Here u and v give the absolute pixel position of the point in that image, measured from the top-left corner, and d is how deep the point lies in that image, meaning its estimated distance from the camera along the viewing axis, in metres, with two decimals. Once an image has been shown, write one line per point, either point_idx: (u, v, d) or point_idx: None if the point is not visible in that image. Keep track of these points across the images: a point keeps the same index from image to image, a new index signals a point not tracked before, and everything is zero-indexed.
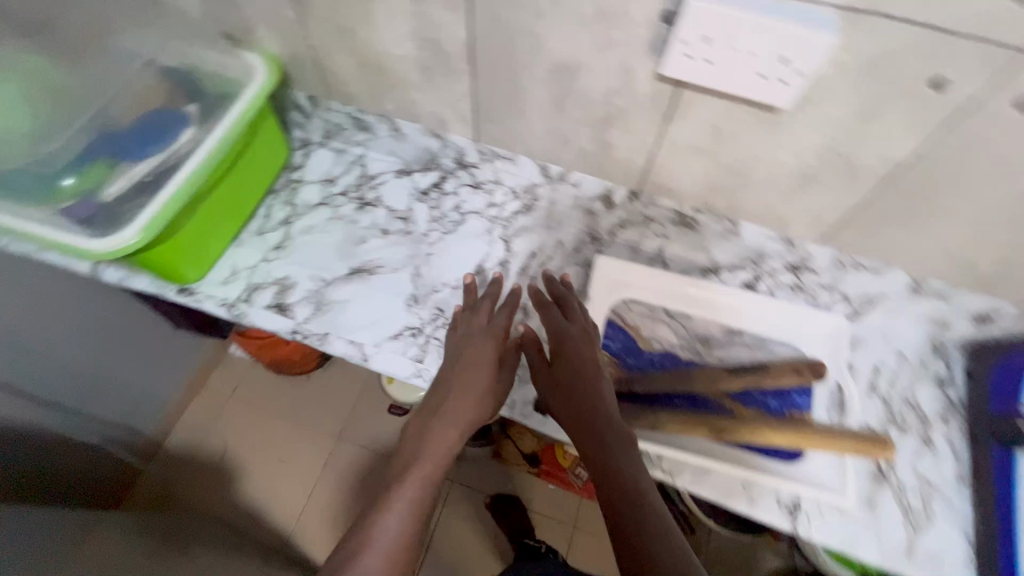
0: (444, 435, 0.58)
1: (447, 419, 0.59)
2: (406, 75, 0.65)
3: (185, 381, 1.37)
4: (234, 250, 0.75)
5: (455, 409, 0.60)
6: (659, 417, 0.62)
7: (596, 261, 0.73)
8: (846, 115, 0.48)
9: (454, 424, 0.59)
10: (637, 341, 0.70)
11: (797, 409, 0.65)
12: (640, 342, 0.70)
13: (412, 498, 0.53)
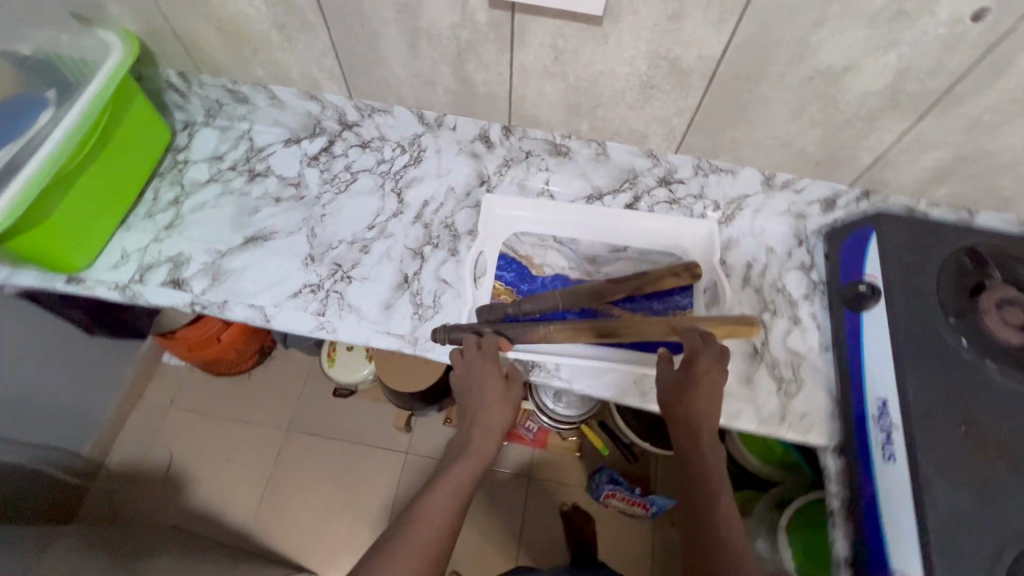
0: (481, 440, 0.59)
1: (484, 420, 0.60)
2: (266, 36, 0.66)
3: (118, 396, 1.34)
4: (123, 234, 0.74)
5: (491, 413, 0.60)
6: (549, 329, 0.65)
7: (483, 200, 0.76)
8: (658, 18, 0.53)
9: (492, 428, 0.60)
10: (530, 269, 0.74)
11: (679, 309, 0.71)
12: (533, 269, 0.74)
13: (452, 498, 0.53)
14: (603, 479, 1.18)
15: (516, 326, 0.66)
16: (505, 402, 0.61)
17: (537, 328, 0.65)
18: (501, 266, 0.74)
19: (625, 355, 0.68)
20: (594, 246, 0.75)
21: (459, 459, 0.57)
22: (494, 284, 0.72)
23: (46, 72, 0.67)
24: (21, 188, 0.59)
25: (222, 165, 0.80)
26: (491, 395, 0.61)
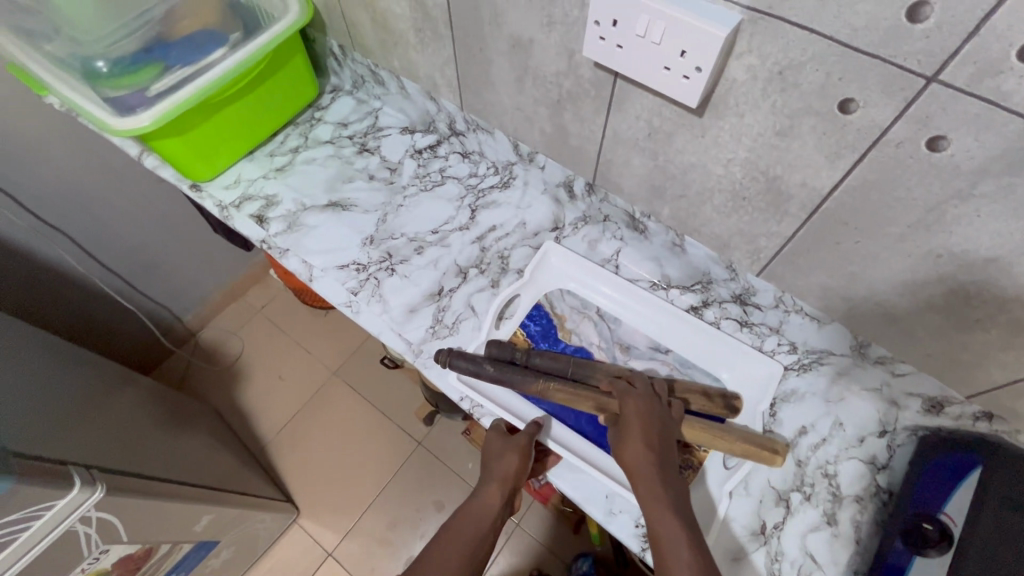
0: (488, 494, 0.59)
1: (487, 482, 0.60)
2: (405, 34, 0.71)
3: (226, 286, 1.56)
4: (244, 164, 0.86)
5: (495, 462, 0.60)
6: (549, 385, 0.61)
7: (544, 245, 0.72)
8: (764, 130, 0.46)
9: (497, 486, 0.59)
10: (558, 330, 0.69)
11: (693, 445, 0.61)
12: (560, 331, 0.69)
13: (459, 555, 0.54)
14: (580, 568, 1.11)
15: (517, 370, 0.63)
16: (507, 454, 0.60)
17: (536, 382, 0.61)
18: (531, 317, 0.70)
19: (610, 464, 0.61)
20: (635, 334, 0.68)
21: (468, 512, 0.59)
22: (517, 328, 0.69)
23: (241, 19, 0.80)
24: (176, 99, 0.71)
25: (344, 132, 0.88)
26: (496, 457, 0.60)
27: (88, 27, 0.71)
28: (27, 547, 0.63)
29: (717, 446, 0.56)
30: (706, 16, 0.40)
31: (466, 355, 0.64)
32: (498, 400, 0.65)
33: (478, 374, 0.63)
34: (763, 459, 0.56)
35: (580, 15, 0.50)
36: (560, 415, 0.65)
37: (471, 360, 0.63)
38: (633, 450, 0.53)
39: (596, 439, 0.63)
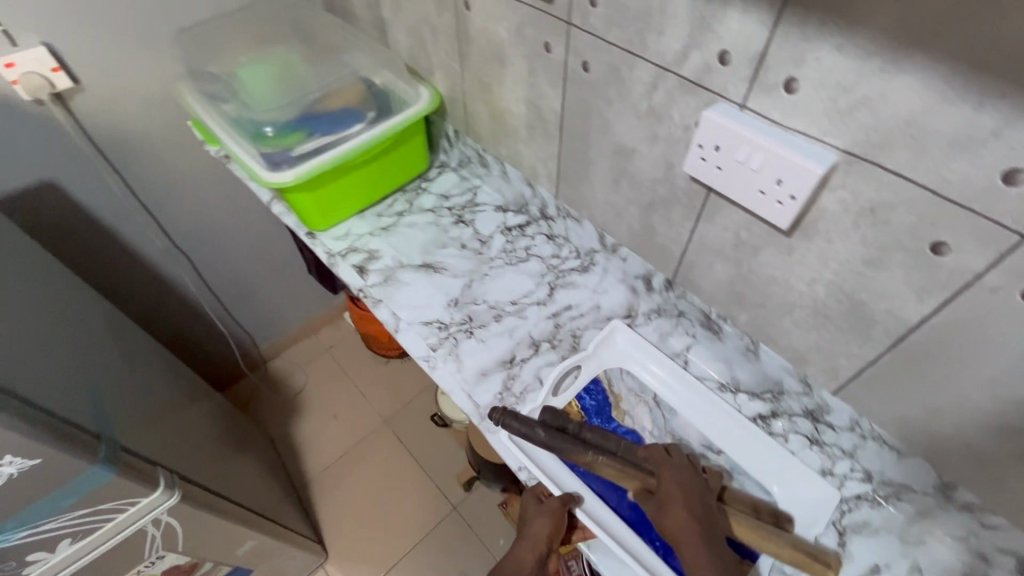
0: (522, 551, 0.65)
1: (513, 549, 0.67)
2: (517, 129, 0.81)
3: (303, 322, 1.68)
4: (355, 220, 0.96)
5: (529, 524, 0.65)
6: (597, 458, 0.60)
7: (612, 321, 0.76)
8: (852, 257, 0.49)
9: (526, 546, 0.65)
10: (612, 408, 0.71)
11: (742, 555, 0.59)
12: (614, 410, 0.71)
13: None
14: None
15: (567, 439, 0.62)
16: (541, 516, 0.64)
17: (585, 454, 0.61)
18: (588, 389, 0.72)
19: (649, 555, 0.60)
20: (688, 427, 0.68)
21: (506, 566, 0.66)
22: (571, 401, 0.71)
23: (375, 97, 0.92)
24: (319, 161, 0.84)
25: (444, 203, 0.98)
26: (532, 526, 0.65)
27: (265, 103, 0.89)
28: (107, 536, 0.69)
29: (765, 548, 0.55)
30: (803, 153, 0.45)
31: (518, 416, 0.65)
32: (544, 466, 0.67)
33: (530, 438, 0.64)
34: (816, 572, 0.54)
35: (683, 136, 0.56)
36: (603, 493, 0.66)
37: (522, 424, 0.64)
38: (675, 516, 0.55)
39: (633, 522, 0.63)
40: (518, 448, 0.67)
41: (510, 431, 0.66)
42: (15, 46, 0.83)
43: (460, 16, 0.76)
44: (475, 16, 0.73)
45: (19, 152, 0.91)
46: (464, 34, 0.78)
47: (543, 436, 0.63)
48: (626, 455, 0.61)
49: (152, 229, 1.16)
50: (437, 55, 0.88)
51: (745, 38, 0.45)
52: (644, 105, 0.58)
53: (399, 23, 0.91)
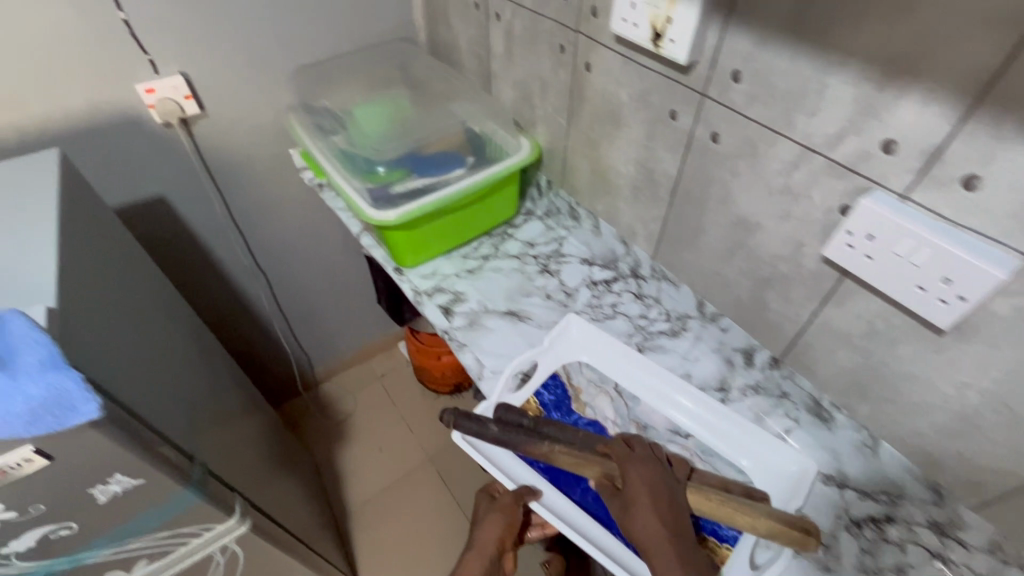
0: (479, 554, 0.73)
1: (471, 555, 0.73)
2: (621, 187, 0.81)
3: (359, 349, 1.69)
4: (442, 259, 0.97)
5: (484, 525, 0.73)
6: (553, 449, 0.58)
7: (568, 314, 0.75)
8: (1021, 367, 0.45)
9: (485, 544, 0.73)
10: (572, 402, 0.72)
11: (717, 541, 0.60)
12: (574, 403, 0.72)
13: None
14: None
15: (520, 431, 0.61)
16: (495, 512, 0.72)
17: (539, 446, 0.59)
18: (547, 385, 0.73)
19: (612, 545, 0.61)
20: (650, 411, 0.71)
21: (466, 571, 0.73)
22: (529, 397, 0.71)
23: (476, 145, 0.95)
24: (422, 203, 0.86)
25: (530, 251, 0.97)
26: (491, 519, 0.72)
27: (373, 141, 0.93)
28: (174, 560, 0.68)
29: (736, 522, 0.52)
30: (977, 253, 0.42)
31: (471, 415, 0.64)
32: (500, 464, 0.66)
33: (483, 436, 0.62)
34: (798, 542, 0.49)
35: (822, 217, 0.54)
36: (567, 490, 0.67)
37: (476, 425, 0.63)
38: (644, 521, 0.52)
39: (597, 514, 0.65)
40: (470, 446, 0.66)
41: (462, 432, 0.64)
42: (157, 74, 0.90)
43: (577, 75, 0.78)
44: (595, 77, 0.75)
45: (140, 168, 0.97)
46: (579, 93, 0.79)
47: (495, 429, 0.62)
48: (581, 446, 0.59)
49: (240, 248, 1.20)
50: (543, 109, 0.90)
51: (922, 130, 0.43)
52: (779, 182, 0.57)
53: (507, 75, 0.94)
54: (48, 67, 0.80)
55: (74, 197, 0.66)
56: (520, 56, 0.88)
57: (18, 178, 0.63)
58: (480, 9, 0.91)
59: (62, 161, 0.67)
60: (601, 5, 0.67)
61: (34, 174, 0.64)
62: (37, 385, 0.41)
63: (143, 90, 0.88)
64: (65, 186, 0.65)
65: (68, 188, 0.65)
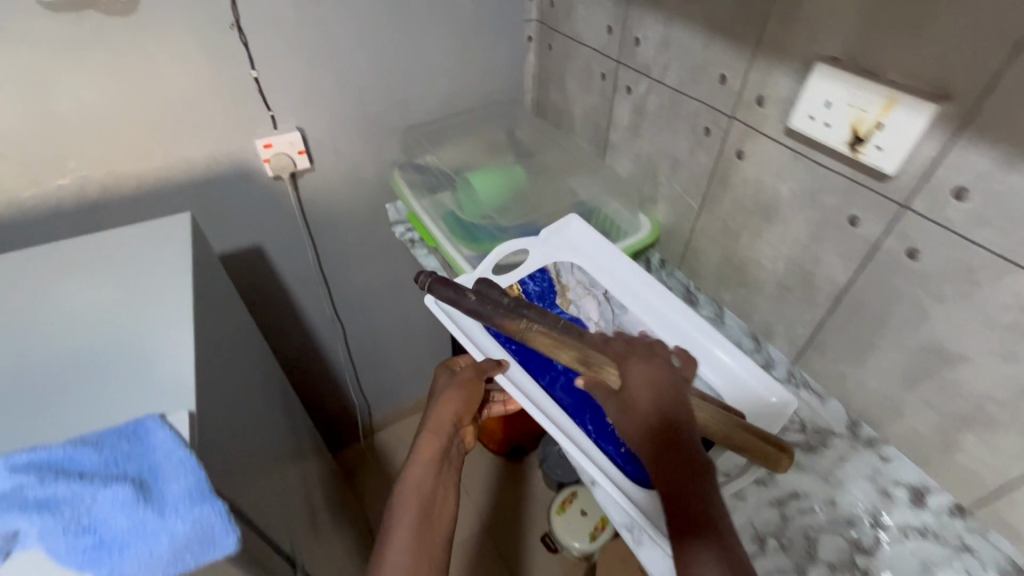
0: (429, 441, 0.65)
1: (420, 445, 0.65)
2: (762, 283, 0.73)
3: (416, 401, 1.62)
4: None
5: (443, 403, 0.68)
6: (528, 330, 0.64)
7: (570, 216, 0.83)
8: None
9: (439, 420, 0.67)
10: (557, 296, 0.77)
11: None
12: (559, 297, 0.77)
13: (421, 486, 0.62)
14: None
15: (498, 309, 0.68)
16: (455, 387, 0.69)
17: (519, 322, 0.65)
18: (535, 278, 0.78)
19: (578, 436, 0.62)
20: (637, 322, 0.73)
21: (420, 465, 0.63)
22: (516, 283, 0.78)
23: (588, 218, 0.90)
24: None
25: None
26: (451, 394, 0.69)
27: (485, 208, 0.90)
28: None
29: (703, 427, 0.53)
30: None
31: (448, 284, 0.72)
32: (470, 334, 0.72)
33: (460, 304, 0.70)
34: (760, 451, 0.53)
35: None
36: (535, 374, 0.69)
37: (455, 290, 0.71)
38: (641, 415, 0.51)
39: (565, 403, 0.66)
40: (444, 312, 0.73)
41: (438, 297, 0.72)
42: (276, 129, 0.88)
43: (724, 161, 0.72)
44: (750, 166, 0.68)
45: (244, 218, 0.95)
46: (722, 179, 0.73)
47: (474, 298, 0.69)
48: (561, 331, 0.63)
49: (324, 301, 1.16)
50: (669, 188, 0.84)
51: None
52: (1008, 318, 0.48)
53: (628, 148, 0.89)
54: (178, 121, 0.80)
55: (202, 280, 0.63)
56: (650, 131, 0.83)
57: (154, 262, 0.60)
58: (607, 80, 0.87)
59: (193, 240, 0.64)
60: (771, 95, 0.62)
61: (168, 257, 0.61)
62: (183, 522, 0.36)
63: (262, 144, 0.87)
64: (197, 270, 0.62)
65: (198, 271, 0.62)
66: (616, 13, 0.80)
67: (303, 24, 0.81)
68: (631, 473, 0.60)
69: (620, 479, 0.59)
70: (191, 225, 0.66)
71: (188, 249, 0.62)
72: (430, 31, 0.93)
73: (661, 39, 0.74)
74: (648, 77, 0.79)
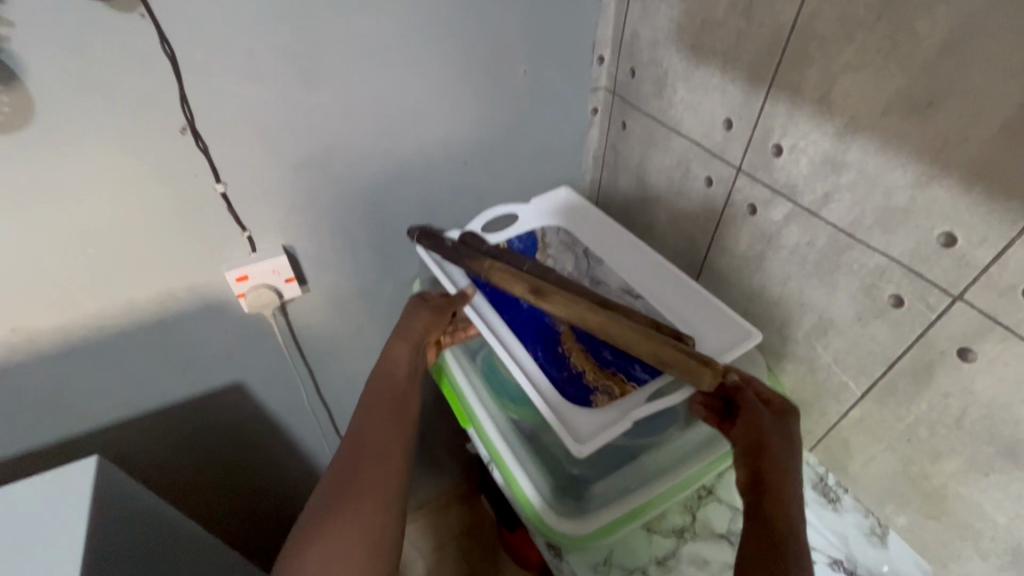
0: (405, 346, 0.60)
1: (388, 346, 0.61)
2: (981, 533, 0.48)
3: (427, 514, 1.34)
4: (618, 537, 0.64)
5: (417, 317, 0.61)
6: (493, 263, 0.60)
7: (561, 188, 0.76)
8: None
9: (411, 336, 0.60)
10: (538, 253, 0.69)
11: (627, 374, 0.54)
12: (539, 253, 0.69)
13: (395, 382, 0.59)
14: None
15: (472, 250, 0.63)
16: (427, 309, 0.61)
17: (482, 260, 0.60)
18: (521, 235, 0.71)
19: (526, 363, 0.54)
20: (612, 275, 0.66)
21: (394, 362, 0.59)
22: (501, 241, 0.70)
23: None
24: (632, 501, 0.53)
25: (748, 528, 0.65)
26: (415, 314, 0.61)
27: None
28: None
29: (640, 348, 0.50)
30: None
31: (429, 236, 0.66)
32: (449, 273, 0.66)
33: (439, 245, 0.65)
34: (695, 376, 0.48)
35: None
36: (501, 309, 0.60)
37: (435, 241, 0.65)
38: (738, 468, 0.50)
39: (520, 332, 0.58)
40: (431, 261, 0.66)
41: (423, 248, 0.67)
42: (253, 253, 0.65)
43: (929, 354, 0.46)
44: (983, 377, 0.43)
45: (215, 358, 0.71)
46: (917, 375, 0.48)
47: (525, 278, 0.57)
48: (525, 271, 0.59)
49: (317, 434, 0.91)
50: (807, 353, 0.58)
51: None
52: None
53: (739, 280, 0.64)
54: (110, 257, 0.56)
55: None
56: (783, 271, 0.57)
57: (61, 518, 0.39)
58: (715, 186, 0.62)
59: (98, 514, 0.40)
60: None
61: (56, 527, 0.38)
62: None
63: (234, 278, 0.64)
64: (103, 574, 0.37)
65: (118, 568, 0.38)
66: (742, 103, 0.55)
67: (291, 118, 0.58)
68: (567, 393, 0.52)
69: (555, 398, 0.51)
70: (93, 470, 0.43)
71: (84, 536, 0.38)
72: (466, 112, 0.68)
73: (825, 158, 0.48)
74: (791, 202, 0.53)
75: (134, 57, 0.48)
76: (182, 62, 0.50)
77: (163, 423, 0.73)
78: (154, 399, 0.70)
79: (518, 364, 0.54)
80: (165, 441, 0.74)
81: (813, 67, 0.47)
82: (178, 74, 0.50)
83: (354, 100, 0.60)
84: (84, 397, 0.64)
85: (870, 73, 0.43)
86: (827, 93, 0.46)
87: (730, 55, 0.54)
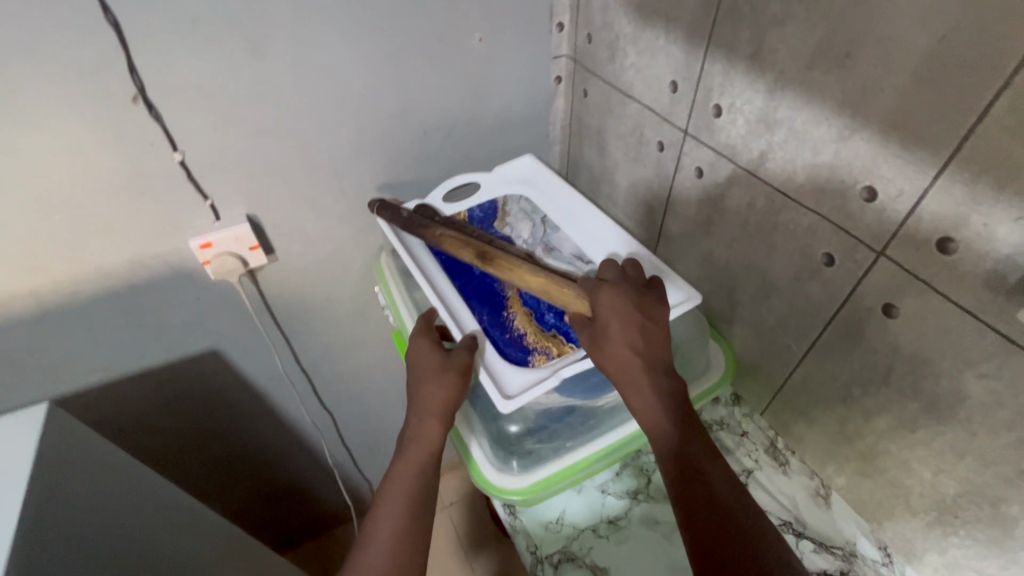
0: (438, 405, 0.53)
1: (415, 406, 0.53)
2: (909, 488, 0.48)
3: None
4: (572, 498, 0.66)
5: (444, 373, 0.53)
6: (443, 232, 0.61)
7: (524, 157, 0.76)
8: None
9: (438, 396, 0.52)
10: (496, 221, 0.70)
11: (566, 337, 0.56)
12: (499, 222, 0.70)
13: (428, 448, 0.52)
14: None
15: (424, 220, 0.64)
16: (450, 366, 0.53)
17: (434, 228, 0.62)
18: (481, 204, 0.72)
19: (469, 324, 0.56)
20: (567, 242, 0.67)
21: (427, 423, 0.53)
22: (460, 211, 0.70)
23: None
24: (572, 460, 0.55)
25: None
26: (427, 362, 0.54)
27: None
28: None
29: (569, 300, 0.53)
30: None
31: (387, 207, 0.67)
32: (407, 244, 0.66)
33: (395, 216, 0.66)
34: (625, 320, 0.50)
35: None
36: (452, 275, 0.61)
37: (392, 211, 0.66)
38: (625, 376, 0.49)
39: (469, 297, 0.59)
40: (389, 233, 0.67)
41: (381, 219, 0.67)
42: (217, 221, 0.67)
43: (857, 311, 0.46)
44: (904, 333, 0.43)
45: (188, 325, 0.74)
46: (849, 333, 0.48)
47: (474, 243, 0.59)
48: (474, 237, 0.61)
49: (298, 402, 0.94)
50: (754, 317, 0.58)
51: None
52: None
53: (693, 245, 0.64)
54: (75, 224, 0.59)
55: (60, 512, 0.41)
56: (728, 234, 0.57)
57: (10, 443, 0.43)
58: (666, 151, 0.62)
59: (42, 461, 0.43)
60: (971, 242, 0.37)
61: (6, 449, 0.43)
62: None
63: (198, 246, 0.66)
64: (42, 509, 0.40)
65: (58, 509, 0.41)
66: (685, 64, 0.54)
67: (244, 88, 0.59)
68: (507, 354, 0.54)
69: (492, 358, 0.53)
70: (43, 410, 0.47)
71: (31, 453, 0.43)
72: (424, 82, 0.69)
73: (759, 116, 0.48)
74: (732, 163, 0.53)
75: (79, 30, 0.50)
76: (126, 32, 0.51)
77: (142, 387, 0.76)
78: (132, 364, 0.73)
79: (460, 325, 0.56)
80: (146, 404, 0.78)
81: (744, 24, 0.46)
82: (126, 47, 0.52)
83: (306, 71, 0.61)
84: (63, 359, 0.68)
85: (792, 28, 0.43)
86: (757, 51, 0.46)
87: (672, 15, 0.54)
